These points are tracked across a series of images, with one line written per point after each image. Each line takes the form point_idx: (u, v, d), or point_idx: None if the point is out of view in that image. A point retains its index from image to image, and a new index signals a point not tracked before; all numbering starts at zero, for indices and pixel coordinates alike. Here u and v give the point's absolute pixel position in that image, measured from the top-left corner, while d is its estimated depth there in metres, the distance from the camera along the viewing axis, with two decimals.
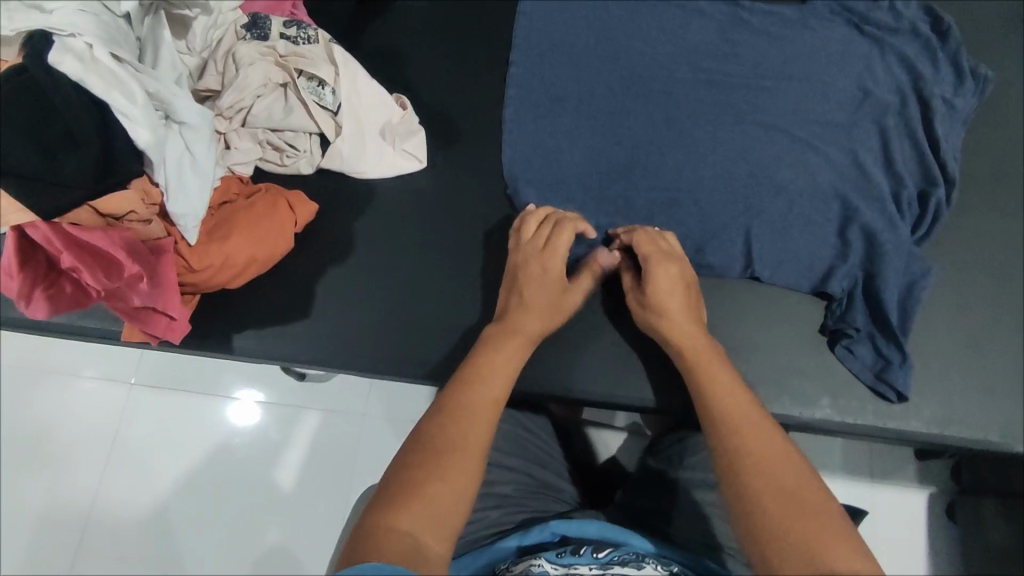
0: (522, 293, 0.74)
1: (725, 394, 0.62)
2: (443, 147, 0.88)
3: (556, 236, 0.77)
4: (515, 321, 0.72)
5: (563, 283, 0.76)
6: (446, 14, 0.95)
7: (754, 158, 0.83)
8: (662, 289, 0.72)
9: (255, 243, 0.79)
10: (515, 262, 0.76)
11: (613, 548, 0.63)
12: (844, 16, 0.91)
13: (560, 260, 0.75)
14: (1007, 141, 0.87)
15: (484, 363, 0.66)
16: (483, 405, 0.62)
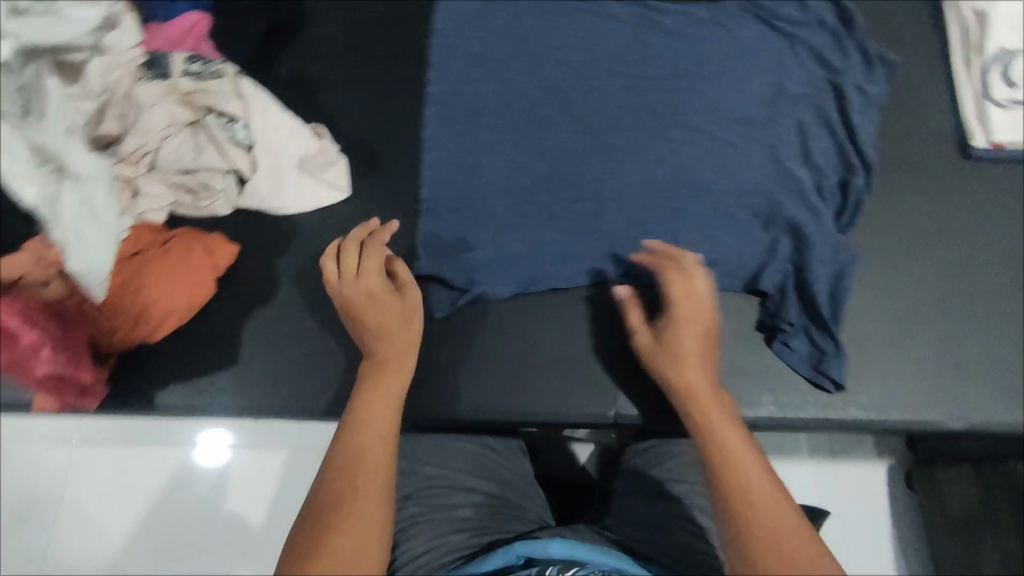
0: (363, 322, 0.69)
1: (726, 443, 0.59)
2: (365, 175, 0.86)
3: (364, 256, 0.72)
4: (377, 344, 0.68)
5: (400, 301, 0.71)
6: (358, 37, 0.93)
7: (678, 162, 0.83)
8: (677, 333, 0.68)
9: (173, 293, 0.76)
10: (337, 294, 0.70)
11: (579, 568, 0.61)
12: (753, 12, 0.92)
13: (377, 279, 0.71)
14: (926, 120, 0.87)
15: (361, 399, 0.63)
16: (372, 440, 0.60)
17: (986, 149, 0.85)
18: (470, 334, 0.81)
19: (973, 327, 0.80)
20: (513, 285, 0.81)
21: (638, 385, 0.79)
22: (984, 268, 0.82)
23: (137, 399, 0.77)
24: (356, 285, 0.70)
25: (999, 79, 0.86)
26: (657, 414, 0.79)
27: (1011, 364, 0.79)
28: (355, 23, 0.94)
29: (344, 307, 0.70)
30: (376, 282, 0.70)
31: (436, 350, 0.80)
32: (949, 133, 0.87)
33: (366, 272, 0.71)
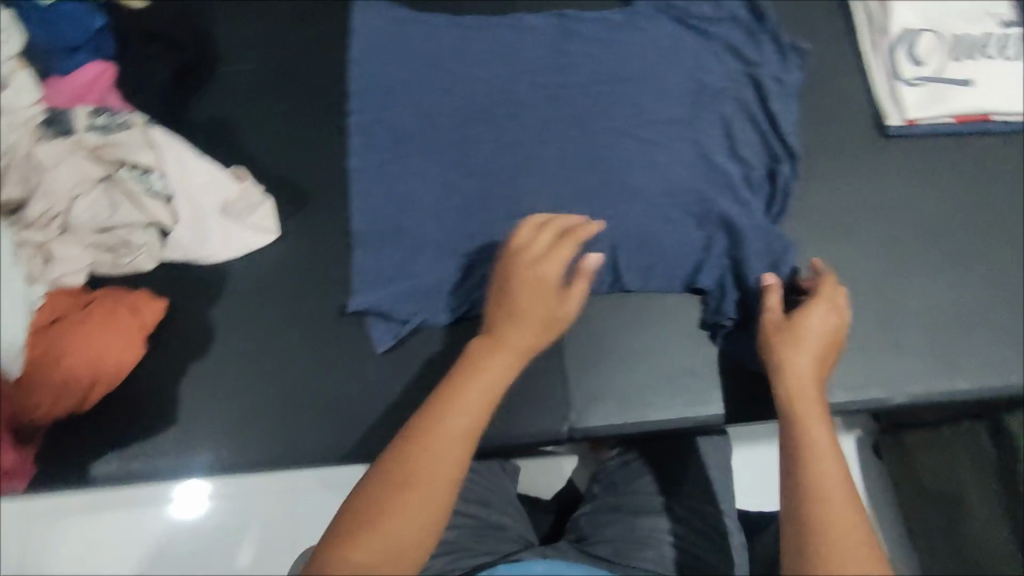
0: (518, 301, 0.64)
1: (824, 470, 0.55)
2: (293, 213, 0.84)
3: (558, 242, 0.67)
4: (518, 325, 0.63)
5: (557, 300, 0.65)
6: (275, 75, 0.92)
7: (608, 168, 0.84)
8: (802, 344, 0.65)
9: (98, 360, 0.72)
10: (508, 270, 0.66)
11: None
12: (668, 12, 0.92)
13: (555, 268, 0.65)
14: (844, 102, 0.89)
15: (462, 385, 0.58)
16: (458, 437, 0.56)
17: (901, 125, 0.86)
18: (416, 365, 0.78)
19: (911, 301, 0.81)
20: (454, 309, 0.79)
21: (590, 395, 0.79)
22: (915, 242, 0.83)
23: (78, 469, 0.74)
24: (530, 267, 0.65)
25: (905, 57, 0.88)
26: (613, 424, 0.78)
27: (952, 333, 0.80)
28: (271, 60, 0.93)
29: (505, 282, 0.65)
30: (553, 269, 0.65)
31: (382, 386, 0.77)
32: (867, 114, 0.89)
33: (547, 258, 0.66)
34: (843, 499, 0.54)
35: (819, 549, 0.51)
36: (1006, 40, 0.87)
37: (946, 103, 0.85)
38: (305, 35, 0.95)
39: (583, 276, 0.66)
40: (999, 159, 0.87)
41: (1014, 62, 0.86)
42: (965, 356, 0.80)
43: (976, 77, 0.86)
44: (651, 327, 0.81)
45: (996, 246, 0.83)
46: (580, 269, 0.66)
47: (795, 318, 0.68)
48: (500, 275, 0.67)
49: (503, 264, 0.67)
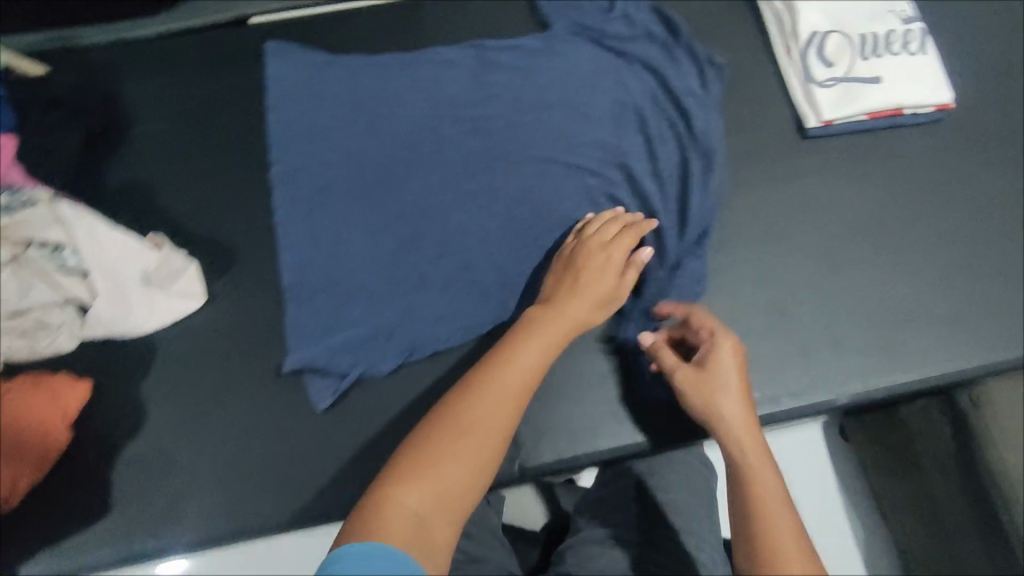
0: (575, 282, 0.75)
1: (763, 488, 0.60)
2: (220, 274, 0.81)
3: (616, 228, 0.79)
4: (565, 304, 0.73)
5: (613, 282, 0.76)
6: (190, 130, 0.89)
7: (539, 197, 0.84)
8: (715, 384, 0.67)
9: (16, 455, 0.67)
10: (575, 252, 0.78)
11: None
12: (584, 34, 0.93)
13: (619, 255, 0.77)
14: (764, 108, 0.90)
15: (512, 355, 0.67)
16: (511, 392, 0.64)
17: (819, 126, 0.88)
18: (360, 419, 0.75)
19: (847, 297, 0.82)
20: (395, 357, 0.76)
21: (538, 429, 0.76)
22: (846, 238, 0.84)
23: (9, 570, 0.70)
24: (601, 251, 0.77)
25: (817, 59, 0.89)
26: (561, 457, 0.76)
27: (889, 326, 0.81)
28: (186, 115, 0.90)
29: (574, 263, 0.77)
30: (615, 258, 0.77)
31: (325, 444, 0.74)
32: (787, 117, 0.90)
33: (611, 248, 0.77)
34: (783, 516, 0.58)
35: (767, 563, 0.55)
36: (909, 36, 0.89)
37: (859, 102, 0.87)
38: (220, 86, 0.92)
39: (636, 266, 0.77)
40: (917, 148, 0.89)
41: (919, 56, 0.89)
42: (905, 351, 0.80)
43: (884, 74, 0.88)
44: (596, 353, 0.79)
45: (925, 234, 0.85)
46: (635, 261, 0.77)
47: (704, 362, 0.69)
48: (567, 256, 0.78)
49: (573, 247, 0.79)
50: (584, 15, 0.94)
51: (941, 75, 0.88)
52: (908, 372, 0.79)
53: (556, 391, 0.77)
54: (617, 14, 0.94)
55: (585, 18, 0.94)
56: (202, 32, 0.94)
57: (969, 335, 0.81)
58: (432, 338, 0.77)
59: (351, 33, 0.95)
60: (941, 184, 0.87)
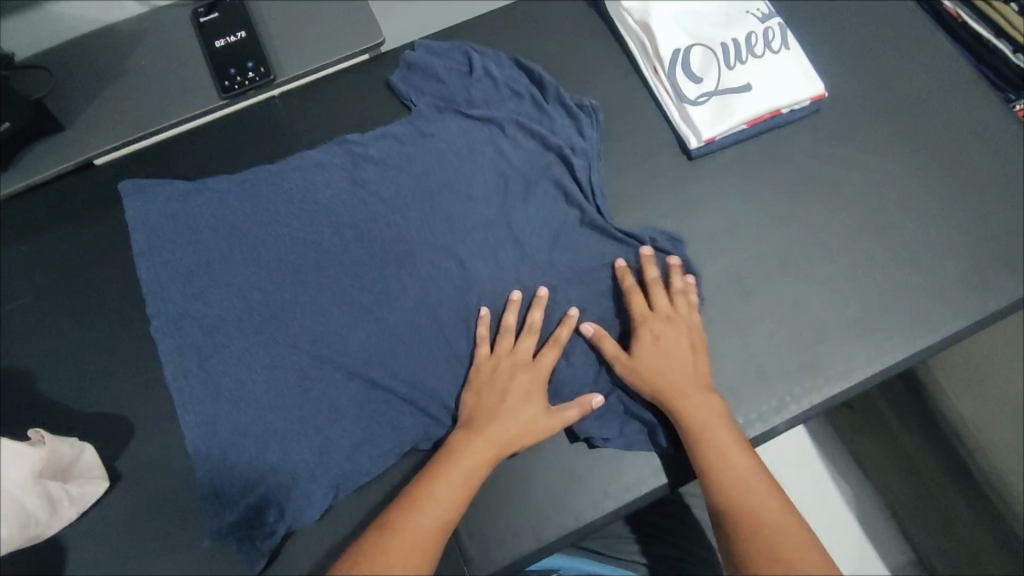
0: (494, 407, 0.73)
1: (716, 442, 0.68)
2: (123, 449, 0.77)
3: (531, 340, 0.77)
4: (485, 429, 0.71)
5: (537, 403, 0.73)
6: (55, 297, 0.83)
7: (437, 289, 0.81)
8: (664, 346, 0.75)
9: None
10: (496, 371, 0.76)
11: None
12: (450, 108, 0.89)
13: (541, 379, 0.75)
14: (643, 141, 0.89)
15: (429, 484, 0.67)
16: (430, 529, 0.64)
17: (701, 146, 0.86)
18: (301, 568, 0.75)
19: (762, 322, 0.80)
20: (321, 501, 0.75)
21: (484, 539, 0.73)
22: (749, 259, 0.83)
23: None
24: (524, 375, 0.75)
25: (685, 77, 0.87)
26: (512, 562, 0.73)
27: (807, 343, 0.80)
28: (50, 283, 0.84)
29: (490, 385, 0.75)
30: (541, 385, 0.75)
31: None
32: (669, 144, 0.88)
33: (535, 372, 0.76)
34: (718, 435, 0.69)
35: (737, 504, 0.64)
36: (770, 34, 0.88)
37: (736, 113, 0.85)
38: (81, 242, 0.85)
39: (579, 405, 0.73)
40: (804, 148, 0.87)
41: (783, 52, 0.87)
42: (828, 362, 0.79)
43: (753, 80, 0.86)
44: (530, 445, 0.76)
45: (829, 238, 0.84)
46: (581, 402, 0.74)
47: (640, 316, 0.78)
48: (489, 375, 0.76)
49: (492, 363, 0.77)
50: (445, 86, 0.90)
51: (810, 68, 0.87)
52: (838, 386, 0.78)
53: (492, 490, 0.74)
54: (478, 75, 0.90)
55: (448, 90, 0.90)
56: (48, 183, 0.88)
57: (889, 335, 0.80)
58: (354, 473, 0.76)
59: (208, 154, 0.90)
60: (832, 181, 0.86)
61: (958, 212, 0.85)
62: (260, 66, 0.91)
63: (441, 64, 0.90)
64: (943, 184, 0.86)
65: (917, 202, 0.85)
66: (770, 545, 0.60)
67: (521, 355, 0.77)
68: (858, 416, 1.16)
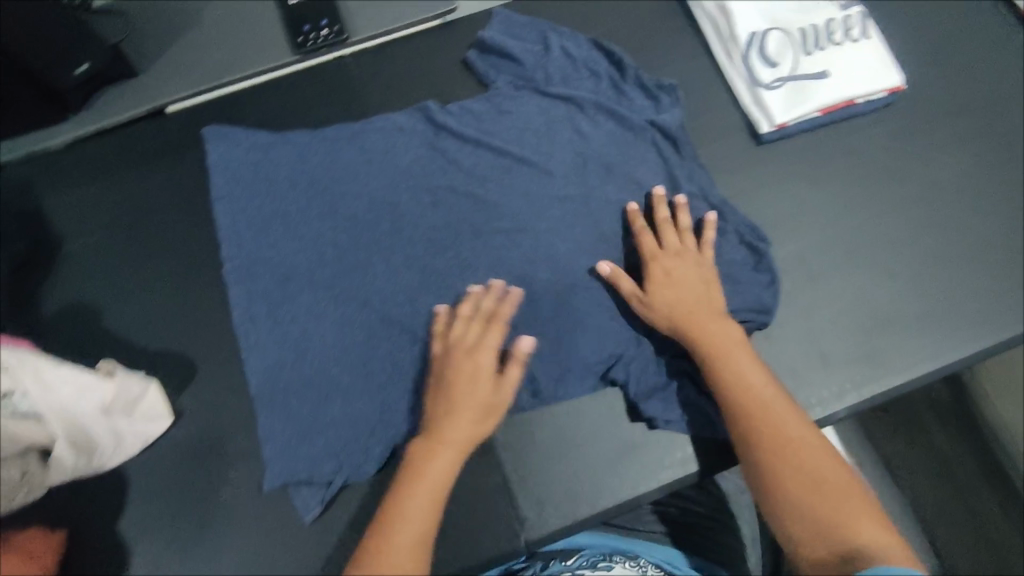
0: (448, 400, 0.70)
1: (750, 385, 0.69)
2: (186, 387, 0.79)
3: (477, 325, 0.74)
4: (438, 429, 0.69)
5: (490, 389, 0.70)
6: (123, 235, 0.84)
7: (505, 255, 0.82)
8: (679, 284, 0.75)
9: None
10: (445, 364, 0.72)
11: (580, 556, 0.84)
12: (527, 86, 0.90)
13: (489, 363, 0.71)
14: (715, 122, 0.88)
15: (402, 497, 0.66)
16: (412, 544, 0.63)
17: (773, 130, 0.86)
18: (352, 519, 0.75)
19: (827, 310, 0.80)
20: (378, 457, 0.76)
21: (537, 499, 0.73)
22: (815, 246, 0.83)
23: None
24: (468, 365, 0.71)
25: (759, 61, 0.87)
26: (568, 525, 0.73)
27: (873, 332, 0.79)
28: (119, 220, 0.85)
29: (441, 376, 0.72)
30: (490, 368, 0.71)
31: (322, 548, 0.74)
32: (739, 126, 0.88)
33: (484, 359, 0.72)
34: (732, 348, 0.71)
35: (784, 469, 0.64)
36: (850, 23, 0.87)
37: (810, 99, 0.85)
38: (153, 184, 0.87)
39: (517, 363, 0.71)
40: (877, 139, 0.87)
41: (863, 41, 0.86)
42: (893, 352, 0.78)
43: (831, 67, 0.85)
44: (586, 412, 0.77)
45: (897, 230, 0.83)
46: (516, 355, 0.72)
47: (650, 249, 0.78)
48: (438, 369, 0.72)
49: (441, 356, 0.73)
50: (524, 65, 0.91)
51: (888, 58, 0.86)
52: (900, 376, 0.77)
53: (552, 454, 0.75)
54: (557, 54, 0.90)
55: (526, 68, 0.91)
56: (118, 126, 0.89)
57: (955, 329, 0.79)
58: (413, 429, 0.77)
59: (279, 107, 0.91)
60: (906, 174, 0.85)
61: None
62: (335, 23, 0.91)
63: (521, 40, 0.91)
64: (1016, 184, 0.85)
65: (990, 199, 0.84)
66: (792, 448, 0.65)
67: (466, 341, 0.73)
68: (897, 420, 1.11)
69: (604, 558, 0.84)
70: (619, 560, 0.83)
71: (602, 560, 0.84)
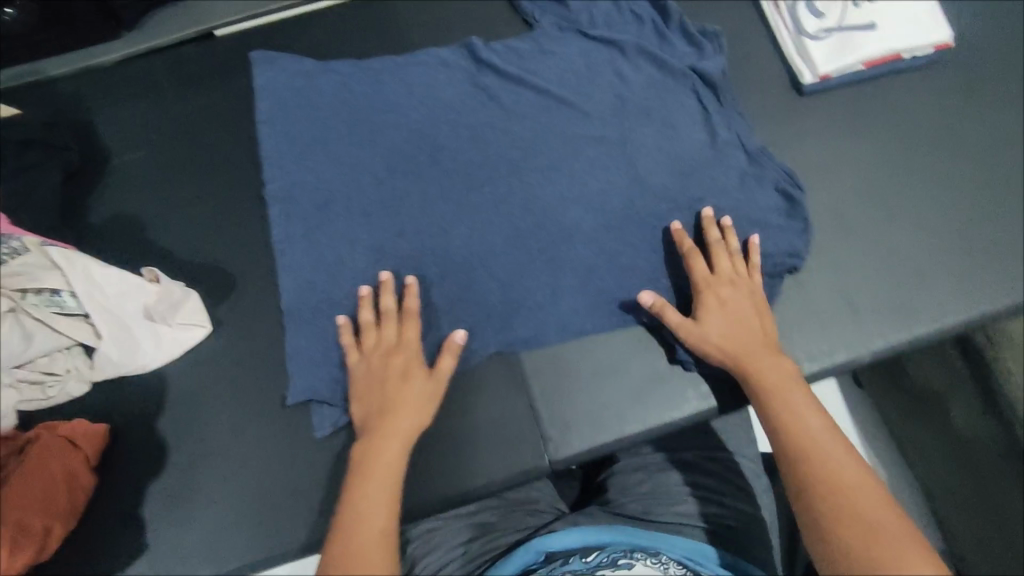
0: (388, 400, 0.69)
1: (801, 422, 0.64)
2: (225, 301, 0.81)
3: (388, 327, 0.74)
4: (383, 425, 0.68)
5: (425, 380, 0.71)
6: (169, 153, 0.86)
7: (540, 191, 0.83)
8: (727, 312, 0.73)
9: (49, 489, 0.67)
10: (369, 366, 0.72)
11: (600, 552, 0.68)
12: (571, 28, 0.91)
13: (414, 358, 0.72)
14: (756, 72, 0.88)
15: (352, 501, 0.64)
16: (373, 540, 0.61)
17: (815, 82, 0.86)
18: None
19: (859, 261, 0.80)
20: None
21: (563, 422, 0.76)
22: (851, 198, 0.83)
23: None
24: (393, 362, 0.71)
25: (806, 11, 0.86)
26: (590, 449, 0.75)
27: (903, 283, 0.79)
28: (165, 139, 0.87)
29: (368, 379, 0.71)
30: (418, 362, 0.72)
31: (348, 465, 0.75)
32: (780, 78, 0.88)
33: (407, 354, 0.72)
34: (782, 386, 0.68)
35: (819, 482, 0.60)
36: None
37: (855, 51, 0.84)
38: (199, 105, 0.88)
39: (450, 350, 0.73)
40: (919, 95, 0.86)
41: None
42: (922, 304, 0.78)
43: (878, 20, 0.85)
44: (615, 344, 0.79)
45: (936, 186, 0.83)
46: (448, 346, 0.73)
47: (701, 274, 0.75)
48: (361, 376, 0.72)
49: (361, 362, 0.73)
50: (568, 8, 0.91)
51: (937, 14, 0.85)
52: (927, 326, 0.78)
53: (578, 382, 0.77)
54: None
55: (570, 11, 0.92)
56: (166, 48, 0.91)
57: (988, 286, 0.79)
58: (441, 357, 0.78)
59: (323, 37, 0.92)
60: (946, 132, 0.85)
61: None
62: None
63: None
64: None
65: None
66: (841, 489, 0.59)
67: (385, 338, 0.73)
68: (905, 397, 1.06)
69: (624, 555, 0.67)
70: (640, 559, 0.67)
71: (622, 557, 0.67)
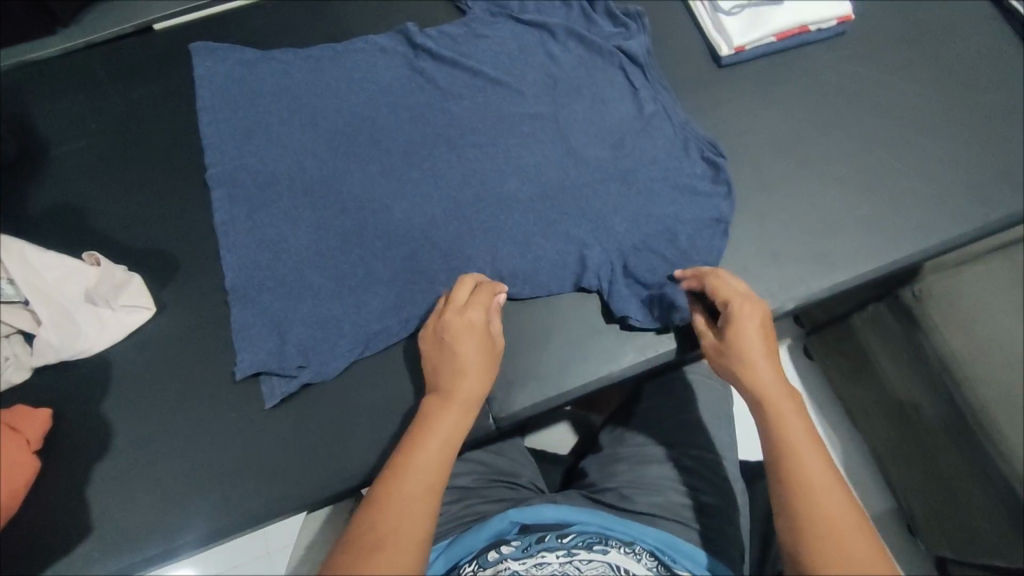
0: (454, 359, 0.69)
1: (806, 464, 0.59)
2: (167, 284, 0.81)
3: (485, 298, 0.73)
4: (451, 387, 0.68)
5: (485, 341, 0.70)
6: (108, 143, 0.87)
7: (477, 165, 0.86)
8: (760, 334, 0.68)
9: None
10: (437, 323, 0.72)
11: (576, 534, 0.70)
12: (503, 13, 0.94)
13: (479, 316, 0.72)
14: (679, 49, 0.94)
15: (409, 450, 0.63)
16: (413, 501, 0.60)
17: (731, 54, 0.91)
18: (323, 411, 0.78)
19: (780, 217, 0.86)
20: (346, 353, 0.78)
21: (506, 380, 0.79)
22: (768, 159, 0.88)
23: None
24: (460, 315, 0.71)
25: None
26: (534, 405, 0.78)
27: (820, 234, 0.85)
28: (103, 129, 0.88)
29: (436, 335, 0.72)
30: (480, 319, 0.72)
31: (297, 436, 0.77)
32: (700, 53, 0.94)
33: (473, 309, 0.72)
34: (793, 417, 0.62)
35: (806, 519, 0.56)
36: None
37: (766, 24, 0.90)
38: (139, 96, 0.89)
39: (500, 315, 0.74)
40: (829, 65, 0.93)
41: None
42: (839, 253, 0.84)
43: None
44: (553, 306, 0.82)
45: (847, 145, 0.89)
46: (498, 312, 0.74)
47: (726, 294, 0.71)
48: (432, 331, 0.72)
49: (434, 318, 0.73)
50: None
51: None
52: (844, 273, 0.83)
53: (519, 342, 0.80)
54: None
55: None
56: (104, 43, 0.92)
57: (896, 236, 0.85)
58: (382, 330, 0.79)
59: (262, 30, 0.94)
60: (854, 100, 0.91)
61: (973, 135, 0.90)
62: None
63: None
64: (957, 108, 0.91)
65: (931, 122, 0.90)
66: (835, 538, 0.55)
67: (460, 294, 0.74)
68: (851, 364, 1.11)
69: (599, 541, 0.70)
70: (614, 546, 0.70)
71: (597, 543, 0.70)
